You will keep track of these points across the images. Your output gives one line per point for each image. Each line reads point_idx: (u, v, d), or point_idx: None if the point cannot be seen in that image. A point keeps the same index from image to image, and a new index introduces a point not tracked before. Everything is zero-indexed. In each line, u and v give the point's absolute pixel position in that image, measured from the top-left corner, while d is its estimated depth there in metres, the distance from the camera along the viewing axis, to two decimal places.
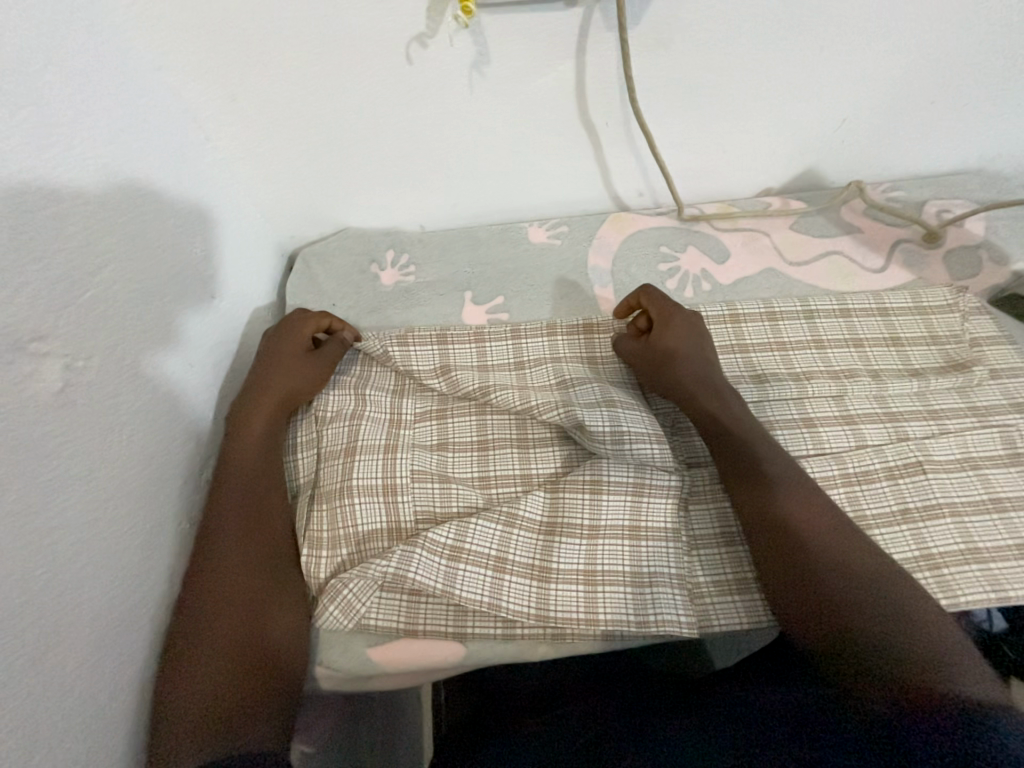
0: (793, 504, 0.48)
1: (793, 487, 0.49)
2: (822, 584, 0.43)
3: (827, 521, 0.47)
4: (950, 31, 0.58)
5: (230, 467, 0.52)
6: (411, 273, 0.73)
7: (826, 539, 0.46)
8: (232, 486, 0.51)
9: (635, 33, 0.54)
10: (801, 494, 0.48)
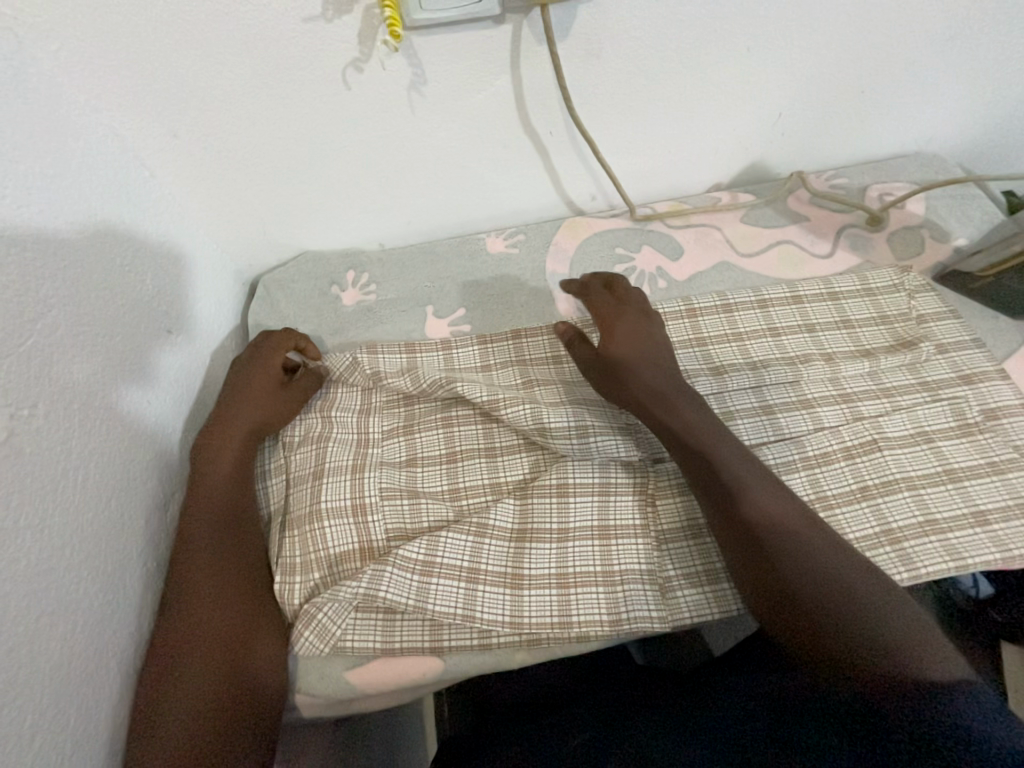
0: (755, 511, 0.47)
1: (756, 487, 0.48)
2: (800, 596, 0.43)
3: (786, 523, 0.46)
4: (870, 24, 0.61)
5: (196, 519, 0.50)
6: (372, 291, 0.74)
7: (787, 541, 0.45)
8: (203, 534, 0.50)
9: (565, 45, 0.55)
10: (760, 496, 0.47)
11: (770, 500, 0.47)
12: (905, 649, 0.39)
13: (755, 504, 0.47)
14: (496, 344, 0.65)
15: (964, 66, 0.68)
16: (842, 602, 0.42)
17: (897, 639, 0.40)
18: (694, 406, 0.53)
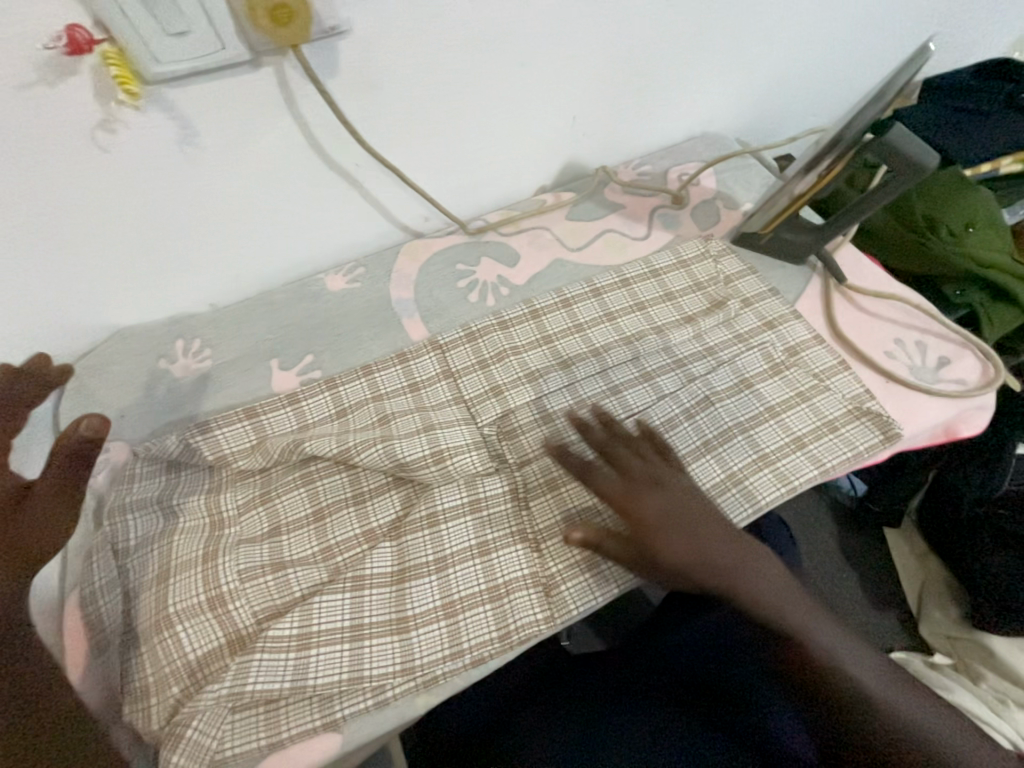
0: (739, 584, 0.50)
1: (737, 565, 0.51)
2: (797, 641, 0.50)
3: (756, 567, 0.52)
4: (623, 32, 0.67)
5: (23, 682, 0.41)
6: (206, 357, 0.68)
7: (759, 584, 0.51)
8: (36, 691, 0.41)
9: (336, 82, 0.55)
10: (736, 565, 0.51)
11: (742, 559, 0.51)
12: (889, 707, 0.50)
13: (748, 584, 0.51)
14: (347, 385, 0.63)
15: (714, 58, 0.78)
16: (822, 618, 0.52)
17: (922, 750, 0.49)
18: (643, 470, 0.53)
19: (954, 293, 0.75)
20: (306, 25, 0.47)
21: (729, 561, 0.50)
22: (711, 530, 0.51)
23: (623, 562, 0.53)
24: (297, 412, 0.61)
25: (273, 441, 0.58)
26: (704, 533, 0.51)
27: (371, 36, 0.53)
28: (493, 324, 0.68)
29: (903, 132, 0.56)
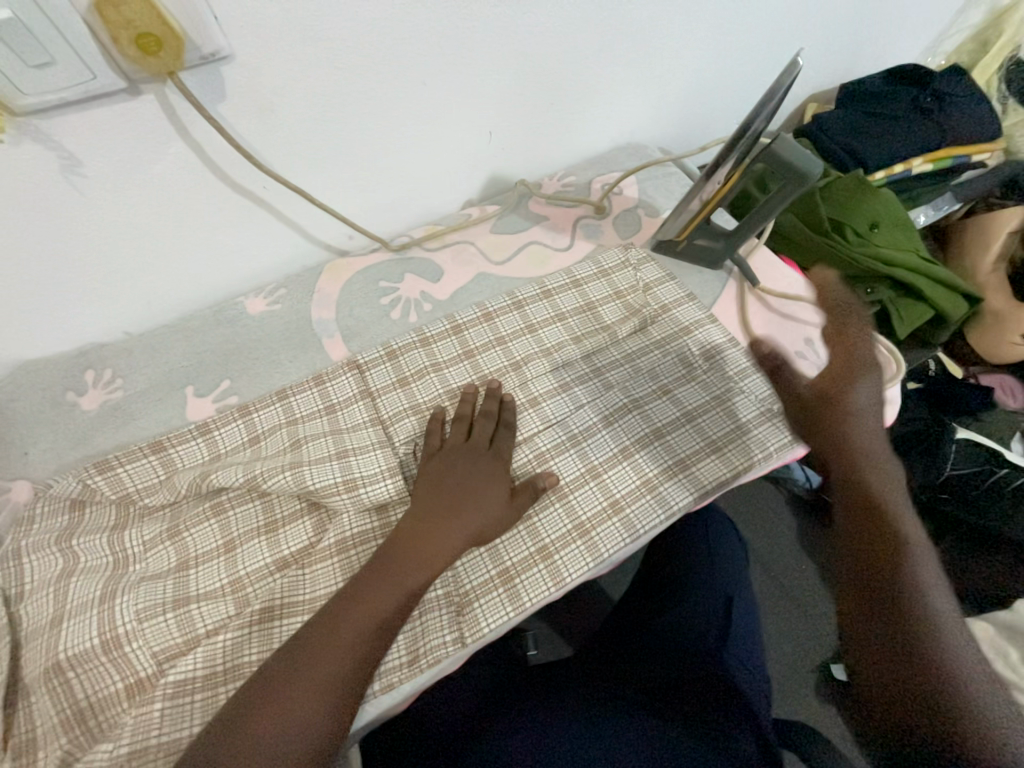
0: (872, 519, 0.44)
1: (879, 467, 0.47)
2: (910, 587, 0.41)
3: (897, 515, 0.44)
4: (530, 49, 0.68)
5: (331, 632, 0.45)
6: (117, 388, 0.66)
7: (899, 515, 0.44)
8: (296, 668, 0.43)
9: (226, 107, 0.54)
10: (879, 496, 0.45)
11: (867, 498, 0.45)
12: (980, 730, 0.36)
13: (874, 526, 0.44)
14: (261, 411, 0.62)
15: (627, 71, 0.79)
16: (885, 564, 0.42)
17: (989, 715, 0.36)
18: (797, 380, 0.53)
19: (866, 291, 0.79)
20: (178, 51, 0.47)
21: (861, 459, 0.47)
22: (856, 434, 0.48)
23: (537, 576, 0.53)
24: (209, 440, 0.60)
25: (181, 475, 0.57)
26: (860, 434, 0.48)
27: (258, 61, 0.53)
28: (414, 341, 0.67)
29: (794, 146, 0.60)
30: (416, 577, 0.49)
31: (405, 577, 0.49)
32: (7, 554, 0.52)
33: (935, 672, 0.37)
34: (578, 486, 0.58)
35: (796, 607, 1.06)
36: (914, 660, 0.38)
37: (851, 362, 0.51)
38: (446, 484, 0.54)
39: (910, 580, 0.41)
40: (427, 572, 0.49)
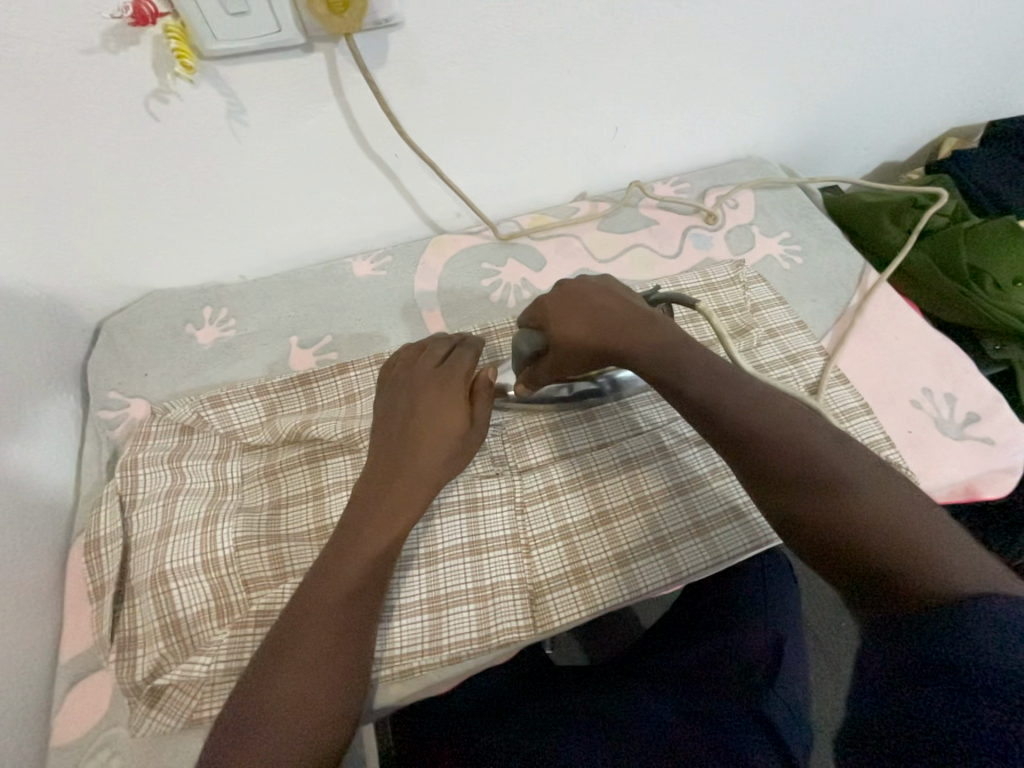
0: (725, 378, 0.49)
1: (628, 321, 0.52)
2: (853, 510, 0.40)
3: (757, 392, 0.48)
4: (676, 46, 0.66)
5: (313, 618, 0.43)
6: (230, 327, 0.69)
7: (706, 377, 0.49)
8: (278, 663, 0.41)
9: (383, 73, 0.56)
10: (708, 367, 0.49)
11: (653, 328, 0.51)
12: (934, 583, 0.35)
13: (668, 328, 0.52)
14: (359, 371, 0.63)
15: (768, 80, 0.76)
16: (786, 470, 0.44)
17: (947, 553, 0.37)
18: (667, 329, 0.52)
19: (996, 347, 0.73)
20: (364, 10, 0.48)
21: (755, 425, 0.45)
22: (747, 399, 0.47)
23: (612, 580, 0.52)
24: (309, 390, 0.62)
25: (282, 420, 0.59)
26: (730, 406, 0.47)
27: (422, 30, 0.54)
28: (511, 326, 0.68)
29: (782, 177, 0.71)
30: (379, 534, 0.47)
31: (366, 545, 0.47)
32: (125, 463, 0.56)
33: (873, 516, 0.40)
34: (662, 499, 0.57)
35: (836, 665, 1.01)
36: (854, 522, 0.40)
37: (600, 324, 0.52)
38: (400, 423, 0.52)
39: (801, 474, 0.43)
40: (391, 530, 0.48)
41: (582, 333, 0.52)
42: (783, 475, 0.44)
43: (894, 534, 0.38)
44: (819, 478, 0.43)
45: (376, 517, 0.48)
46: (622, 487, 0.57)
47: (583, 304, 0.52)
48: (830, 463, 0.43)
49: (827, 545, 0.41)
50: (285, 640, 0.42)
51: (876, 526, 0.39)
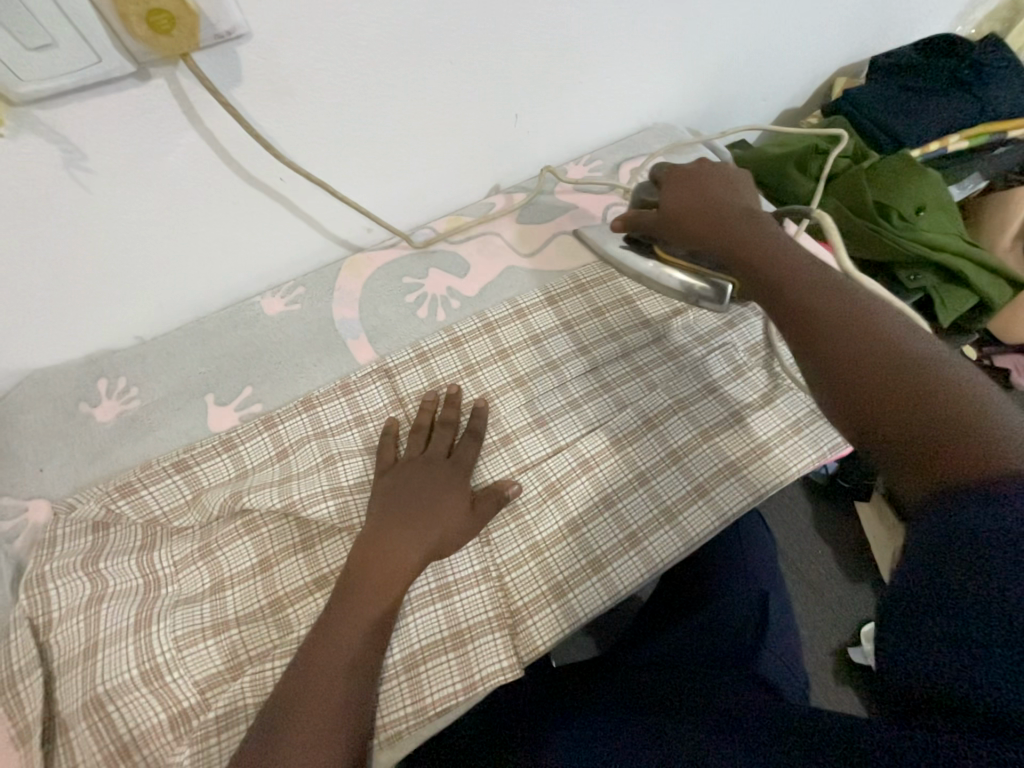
0: (798, 264, 0.47)
1: (735, 222, 0.53)
2: (913, 381, 0.36)
3: (824, 277, 0.45)
4: (562, 21, 0.63)
5: (316, 679, 0.41)
6: (132, 397, 0.62)
7: (782, 260, 0.47)
8: (276, 744, 0.38)
9: (242, 92, 0.50)
10: (784, 258, 0.48)
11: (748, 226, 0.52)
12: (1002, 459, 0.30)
13: (767, 228, 0.51)
14: (287, 421, 0.58)
15: (660, 45, 0.74)
16: (843, 322, 0.40)
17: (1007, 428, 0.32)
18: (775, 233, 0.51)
19: (909, 277, 0.76)
20: (193, 28, 0.42)
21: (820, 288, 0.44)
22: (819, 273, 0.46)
23: (592, 590, 0.51)
24: (236, 453, 0.57)
25: (208, 496, 0.54)
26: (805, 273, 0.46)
27: (277, 39, 0.48)
28: (445, 342, 0.64)
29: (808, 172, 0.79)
30: (378, 600, 0.45)
31: (363, 611, 0.44)
32: (30, 581, 0.49)
33: (927, 378, 0.35)
34: (626, 494, 0.55)
35: (815, 594, 1.07)
36: (911, 382, 0.35)
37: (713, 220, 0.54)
38: (403, 498, 0.50)
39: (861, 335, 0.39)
40: (388, 593, 0.46)
41: (695, 228, 0.55)
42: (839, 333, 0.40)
43: (949, 407, 0.34)
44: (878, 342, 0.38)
45: (374, 582, 0.45)
46: (585, 490, 0.55)
47: (703, 198, 0.56)
48: (897, 339, 0.38)
49: (854, 398, 0.38)
50: (287, 702, 0.40)
51: (928, 388, 0.35)
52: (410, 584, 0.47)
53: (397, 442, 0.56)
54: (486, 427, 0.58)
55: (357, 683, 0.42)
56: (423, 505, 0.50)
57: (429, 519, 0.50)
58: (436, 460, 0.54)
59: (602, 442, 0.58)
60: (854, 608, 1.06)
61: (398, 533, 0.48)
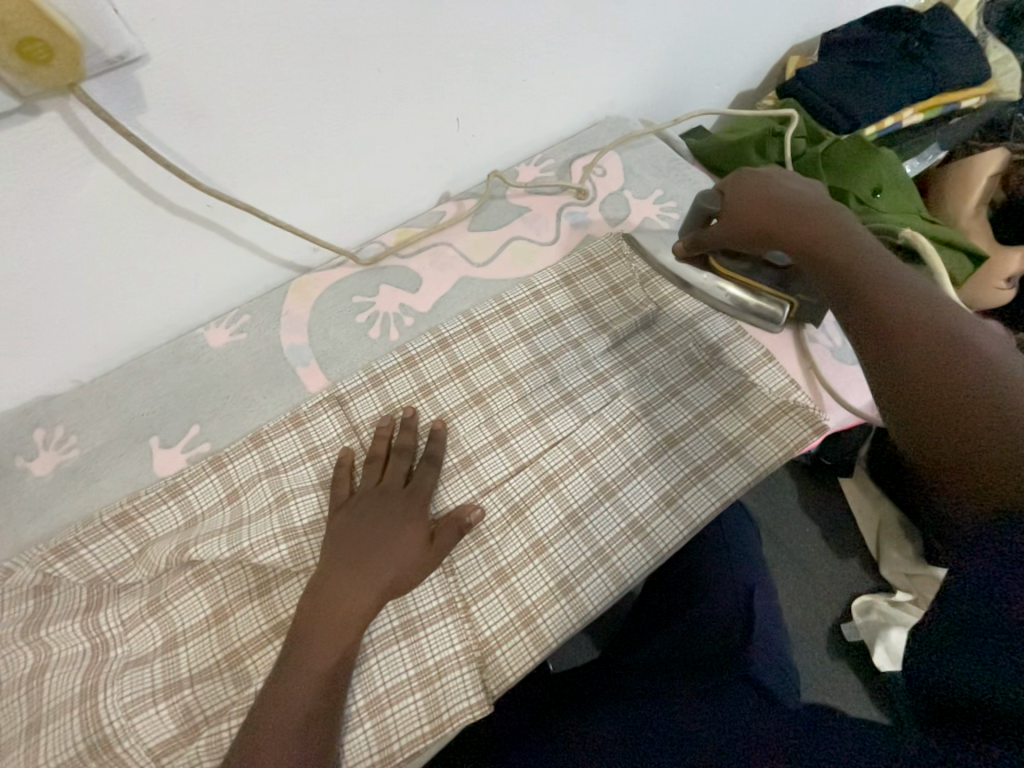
0: (865, 256, 0.43)
1: (795, 206, 0.48)
2: (987, 396, 0.33)
3: (893, 271, 0.41)
4: (493, 19, 0.60)
5: (269, 740, 0.39)
6: (71, 446, 0.59)
7: (846, 251, 0.44)
8: None
9: (147, 120, 0.46)
10: (857, 252, 0.43)
11: (810, 212, 0.47)
12: None
13: (830, 215, 0.47)
14: (236, 460, 0.55)
15: (602, 36, 0.71)
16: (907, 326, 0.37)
17: None
18: (840, 221, 0.46)
19: None
20: (74, 56, 0.39)
21: (888, 285, 0.40)
22: (888, 268, 0.42)
23: (560, 613, 0.49)
24: (183, 498, 0.54)
25: (155, 548, 0.51)
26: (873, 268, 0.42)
27: (178, 60, 0.45)
28: (399, 363, 0.61)
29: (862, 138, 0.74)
30: (333, 647, 0.43)
31: (317, 661, 0.42)
32: None
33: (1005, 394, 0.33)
34: (592, 508, 0.54)
35: (802, 577, 1.07)
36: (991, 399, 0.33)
37: (775, 204, 0.49)
38: (358, 535, 0.48)
39: (944, 341, 0.36)
40: (344, 639, 0.44)
41: (751, 217, 0.50)
42: (927, 340, 0.36)
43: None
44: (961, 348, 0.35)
45: (328, 628, 0.44)
46: (550, 508, 0.53)
47: (758, 184, 0.51)
48: (974, 349, 0.35)
49: (918, 410, 0.35)
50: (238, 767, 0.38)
51: (1006, 405, 0.32)
52: (366, 626, 0.45)
53: (352, 473, 0.54)
54: (445, 449, 0.56)
55: (313, 740, 0.40)
56: (379, 540, 0.48)
57: (385, 555, 0.48)
58: (391, 490, 0.52)
59: (565, 456, 0.56)
60: (841, 588, 1.06)
61: (353, 573, 0.46)
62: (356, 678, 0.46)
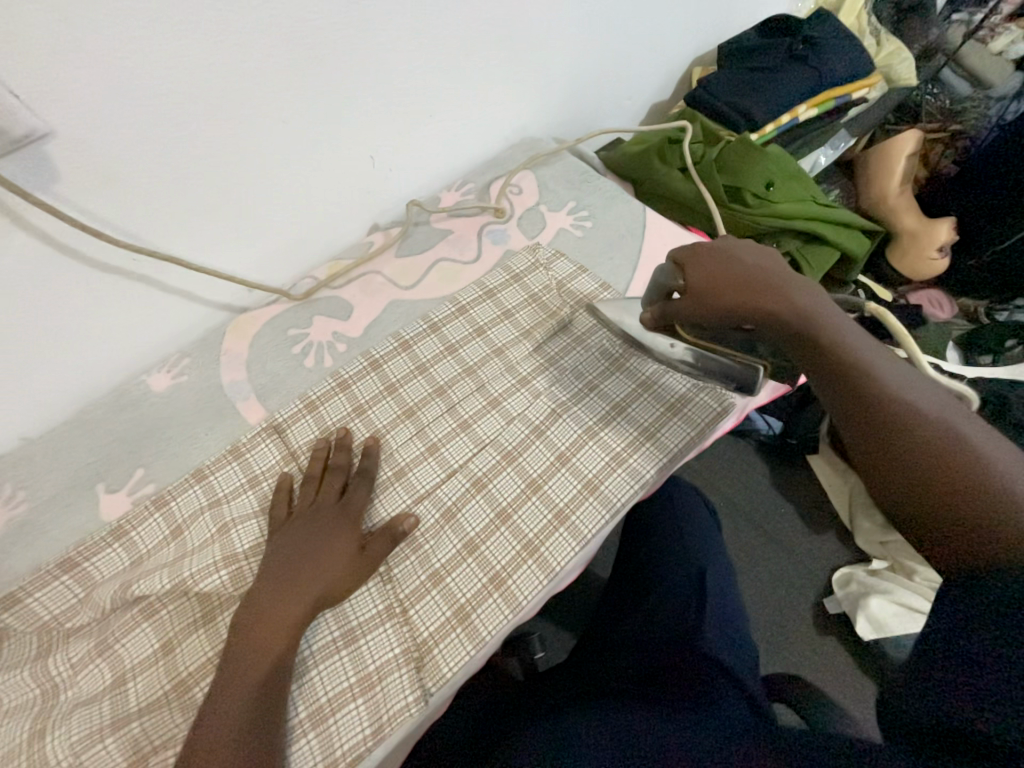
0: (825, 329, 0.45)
1: (759, 276, 0.48)
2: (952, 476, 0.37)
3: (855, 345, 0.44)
4: (389, 67, 0.65)
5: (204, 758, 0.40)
6: (18, 502, 0.60)
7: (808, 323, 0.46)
8: None
9: (61, 189, 0.50)
10: (822, 326, 0.45)
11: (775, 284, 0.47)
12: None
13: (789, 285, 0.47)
14: (178, 496, 0.58)
15: (501, 69, 0.77)
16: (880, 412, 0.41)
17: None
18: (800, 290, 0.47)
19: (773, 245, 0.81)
20: None
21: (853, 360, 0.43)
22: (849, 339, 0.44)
23: (493, 608, 0.52)
24: (127, 539, 0.56)
25: (100, 590, 0.53)
26: (836, 341, 0.44)
27: (84, 132, 0.49)
28: (332, 388, 0.64)
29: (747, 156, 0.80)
30: (264, 660, 0.45)
31: (248, 676, 0.44)
32: None
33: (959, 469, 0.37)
34: (520, 503, 0.57)
35: (769, 555, 1.10)
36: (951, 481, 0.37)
37: (740, 280, 0.48)
38: (291, 553, 0.51)
39: (930, 439, 0.38)
40: (273, 652, 0.45)
41: (718, 291, 0.49)
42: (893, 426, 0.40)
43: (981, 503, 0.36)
44: (949, 452, 0.38)
45: (260, 643, 0.45)
46: (481, 509, 0.56)
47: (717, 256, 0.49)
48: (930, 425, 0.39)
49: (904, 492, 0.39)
50: None
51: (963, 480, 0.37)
52: (297, 638, 0.47)
53: (291, 495, 0.57)
54: (377, 463, 0.59)
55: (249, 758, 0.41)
56: (310, 555, 0.51)
57: (316, 569, 0.50)
58: (323, 507, 0.54)
59: (493, 458, 0.59)
60: (806, 562, 1.09)
61: (284, 588, 0.48)
62: (294, 693, 0.47)
